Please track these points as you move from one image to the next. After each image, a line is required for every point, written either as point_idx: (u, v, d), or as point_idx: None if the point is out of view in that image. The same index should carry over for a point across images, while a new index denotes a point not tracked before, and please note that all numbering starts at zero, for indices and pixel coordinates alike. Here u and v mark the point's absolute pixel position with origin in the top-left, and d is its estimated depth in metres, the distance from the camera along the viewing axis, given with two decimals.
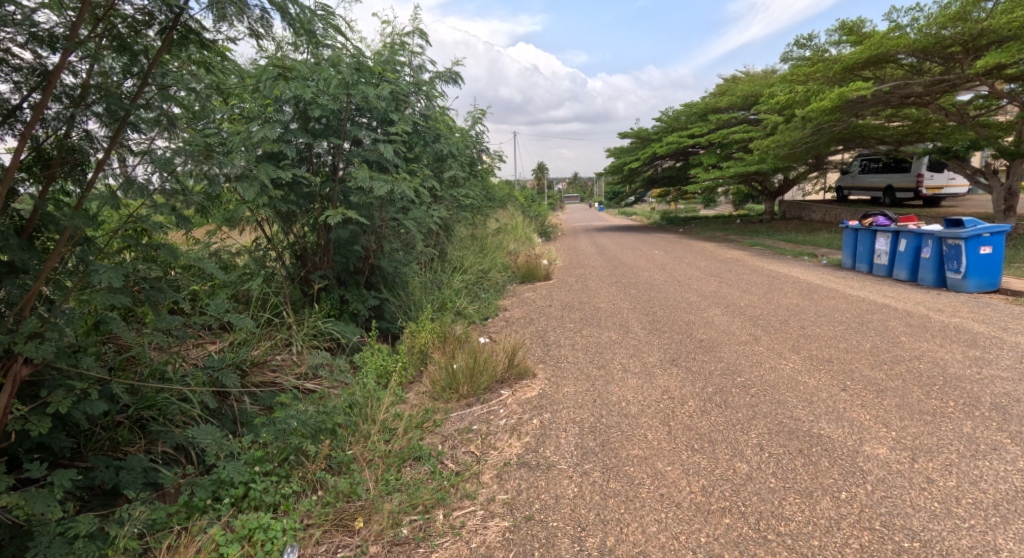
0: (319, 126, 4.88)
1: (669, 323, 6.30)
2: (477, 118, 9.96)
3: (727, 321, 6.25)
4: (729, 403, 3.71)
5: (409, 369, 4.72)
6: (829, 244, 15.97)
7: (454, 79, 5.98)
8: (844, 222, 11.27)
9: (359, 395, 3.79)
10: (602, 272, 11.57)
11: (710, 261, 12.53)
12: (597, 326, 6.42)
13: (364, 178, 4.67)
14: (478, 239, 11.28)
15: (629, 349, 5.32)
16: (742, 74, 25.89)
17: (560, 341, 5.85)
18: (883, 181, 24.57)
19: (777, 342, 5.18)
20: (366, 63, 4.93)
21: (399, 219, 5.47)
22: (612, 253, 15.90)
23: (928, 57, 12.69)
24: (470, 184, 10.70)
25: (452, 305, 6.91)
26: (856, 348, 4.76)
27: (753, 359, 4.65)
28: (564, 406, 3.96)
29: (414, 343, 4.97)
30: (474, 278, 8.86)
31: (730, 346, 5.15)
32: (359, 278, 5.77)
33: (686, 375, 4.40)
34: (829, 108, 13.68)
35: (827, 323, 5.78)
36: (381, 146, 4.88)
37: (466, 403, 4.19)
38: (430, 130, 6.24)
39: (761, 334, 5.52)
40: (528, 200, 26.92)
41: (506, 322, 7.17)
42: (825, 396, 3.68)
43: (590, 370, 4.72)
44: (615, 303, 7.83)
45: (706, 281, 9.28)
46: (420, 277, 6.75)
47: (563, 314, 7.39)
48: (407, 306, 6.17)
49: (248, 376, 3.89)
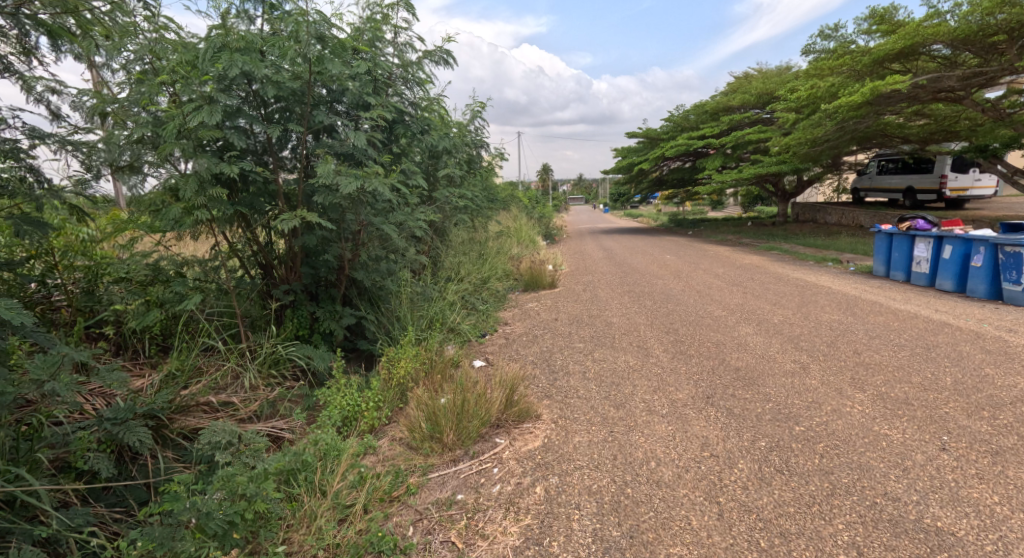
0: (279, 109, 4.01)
1: (694, 345, 5.43)
2: (477, 112, 9.12)
3: (762, 343, 5.37)
4: (793, 469, 2.82)
5: (385, 408, 3.86)
6: (853, 248, 15.03)
7: (445, 58, 5.11)
8: (877, 225, 10.36)
9: (310, 454, 2.92)
10: (611, 280, 10.69)
11: (729, 268, 11.61)
12: (612, 348, 5.56)
13: (331, 175, 3.82)
14: (478, 243, 10.42)
15: (651, 379, 4.46)
16: (755, 71, 24.94)
17: (571, 367, 4.99)
18: (903, 183, 23.60)
19: (830, 373, 4.30)
20: (336, 33, 4.05)
21: (378, 223, 4.61)
22: (620, 258, 15.01)
23: (967, 47, 11.77)
24: (468, 184, 9.86)
25: (444, 321, 6.05)
26: (933, 384, 3.88)
27: (807, 398, 3.77)
28: (576, 467, 3.09)
29: (392, 375, 4.12)
30: (472, 288, 8.01)
31: (774, 378, 4.26)
32: (333, 293, 4.91)
33: (728, 420, 3.52)
34: (856, 105, 12.77)
35: (884, 348, 4.90)
36: (353, 136, 4.01)
37: (452, 457, 3.34)
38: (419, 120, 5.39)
39: (808, 361, 4.64)
40: (533, 202, 26.08)
41: (507, 341, 6.31)
42: (920, 461, 2.80)
43: (608, 410, 3.86)
44: (630, 317, 6.96)
45: (729, 292, 8.38)
46: (408, 289, 5.90)
47: (571, 332, 6.52)
48: (391, 325, 5.31)
49: (164, 429, 3.03)
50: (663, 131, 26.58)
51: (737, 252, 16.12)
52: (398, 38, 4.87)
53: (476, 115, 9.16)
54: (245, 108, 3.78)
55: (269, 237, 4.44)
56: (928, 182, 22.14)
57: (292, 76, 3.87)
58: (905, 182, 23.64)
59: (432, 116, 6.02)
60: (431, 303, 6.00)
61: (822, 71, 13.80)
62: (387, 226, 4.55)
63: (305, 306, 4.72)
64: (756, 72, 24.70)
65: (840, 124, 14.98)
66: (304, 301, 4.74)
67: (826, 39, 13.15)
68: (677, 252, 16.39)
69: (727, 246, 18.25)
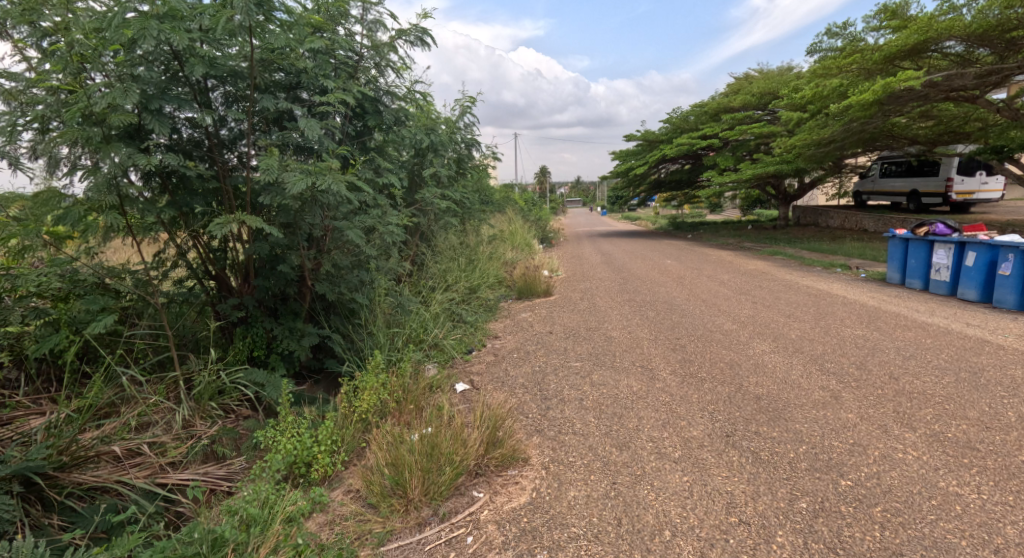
0: (218, 90, 3.46)
1: (705, 366, 4.84)
2: (467, 108, 8.52)
3: (781, 363, 4.77)
4: (848, 548, 2.24)
5: (342, 449, 3.23)
6: (861, 253, 14.47)
7: (422, 39, 4.51)
8: (890, 230, 9.79)
9: (229, 526, 2.32)
10: (610, 287, 10.09)
11: (734, 274, 11.04)
12: (612, 368, 4.95)
13: (273, 170, 3.20)
14: (469, 247, 9.80)
15: (658, 410, 3.86)
16: (756, 72, 24.43)
17: (565, 393, 4.39)
18: (907, 186, 23.12)
19: (867, 404, 3.71)
20: (285, 2, 3.46)
21: (342, 228, 3.98)
22: (619, 263, 14.41)
23: (983, 43, 11.24)
24: (457, 185, 9.26)
25: (424, 337, 5.44)
26: (994, 422, 3.29)
27: (847, 438, 3.16)
28: (571, 536, 2.49)
29: (354, 406, 3.48)
30: (460, 298, 7.40)
31: (802, 410, 3.65)
32: (294, 307, 4.27)
33: (754, 468, 2.91)
34: (865, 104, 12.22)
35: (924, 371, 4.31)
36: (303, 120, 3.39)
37: (419, 519, 2.73)
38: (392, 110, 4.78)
39: (839, 387, 4.04)
40: (529, 204, 25.49)
41: (495, 358, 5.69)
42: (1011, 538, 2.23)
43: (609, 452, 3.26)
44: (631, 331, 6.36)
45: (738, 302, 7.79)
46: (385, 301, 5.28)
47: (567, 347, 5.90)
48: (362, 343, 4.68)
49: (46, 492, 2.43)
50: (661, 133, 26.04)
51: (739, 256, 15.55)
52: (366, 14, 4.26)
53: (466, 111, 8.55)
54: (172, 89, 3.16)
55: (217, 243, 3.83)
56: (933, 185, 21.65)
57: (233, 49, 3.31)
58: (910, 185, 23.15)
59: (411, 108, 5.40)
60: (410, 317, 5.38)
61: (830, 69, 13.24)
62: (352, 231, 3.93)
63: (259, 323, 4.10)
64: (757, 73, 24.18)
65: (847, 125, 14.44)
66: (259, 317, 4.12)
67: (835, 35, 12.58)
68: (678, 256, 15.82)
69: (729, 251, 17.71)
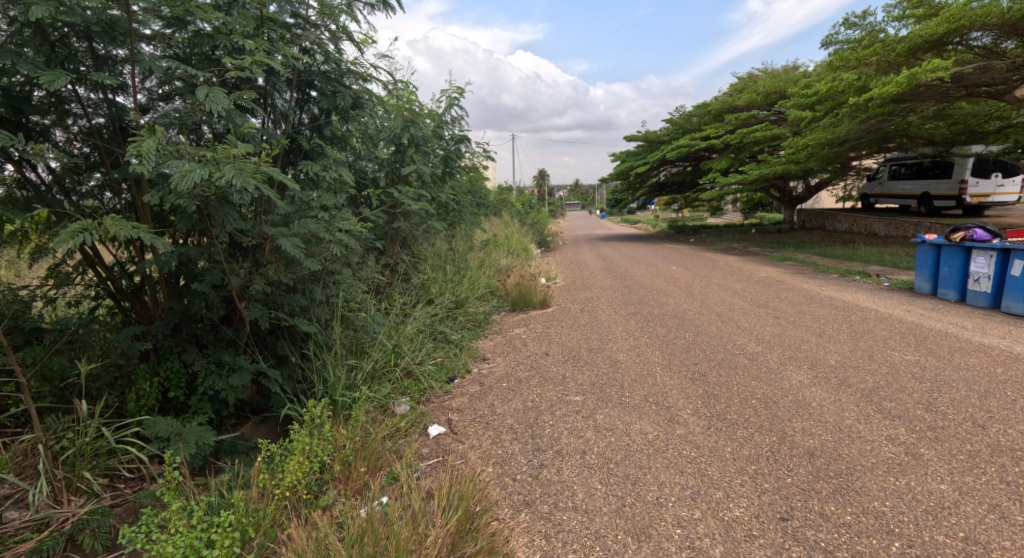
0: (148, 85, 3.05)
1: (731, 402, 4.02)
2: (454, 99, 7.71)
3: (827, 399, 3.92)
4: None
5: (254, 542, 2.31)
6: (876, 259, 13.69)
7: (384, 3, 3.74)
8: (919, 235, 9.01)
9: None
10: (612, 297, 9.28)
11: (746, 284, 10.22)
12: (621, 406, 4.10)
13: (155, 157, 2.32)
14: (458, 254, 8.96)
15: (683, 469, 3.03)
16: (761, 71, 23.65)
17: (563, 442, 3.54)
18: (918, 188, 22.37)
19: (957, 464, 2.88)
20: None
21: (277, 236, 3.16)
22: (621, 269, 13.58)
23: (1016, 33, 10.44)
24: (443, 185, 8.44)
25: (395, 365, 4.59)
26: None
27: (950, 529, 2.33)
28: None
29: (278, 474, 2.62)
30: (443, 313, 6.58)
31: (872, 478, 2.79)
32: (224, 335, 3.44)
33: None
34: (886, 100, 11.42)
35: (1012, 414, 3.48)
36: (200, 88, 2.64)
37: None
38: (350, 92, 4.08)
39: (912, 439, 3.19)
40: (525, 207, 24.64)
41: (480, 389, 4.84)
42: None
43: (624, 545, 2.42)
44: (639, 353, 5.51)
45: (757, 318, 6.95)
46: (346, 323, 4.43)
47: (566, 374, 5.05)
48: (313, 376, 3.84)
49: None
50: (663, 134, 25.24)
51: (747, 262, 14.71)
52: None
53: (453, 105, 7.70)
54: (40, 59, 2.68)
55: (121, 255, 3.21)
56: (946, 187, 20.86)
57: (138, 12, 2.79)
58: (920, 187, 22.36)
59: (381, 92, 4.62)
60: (379, 340, 4.53)
61: (846, 64, 12.43)
62: (288, 241, 3.09)
63: (175, 357, 3.27)
64: (762, 72, 23.42)
65: (864, 123, 13.63)
66: (175, 349, 3.30)
67: (853, 26, 11.78)
68: (682, 262, 14.99)
69: (734, 256, 16.92)
